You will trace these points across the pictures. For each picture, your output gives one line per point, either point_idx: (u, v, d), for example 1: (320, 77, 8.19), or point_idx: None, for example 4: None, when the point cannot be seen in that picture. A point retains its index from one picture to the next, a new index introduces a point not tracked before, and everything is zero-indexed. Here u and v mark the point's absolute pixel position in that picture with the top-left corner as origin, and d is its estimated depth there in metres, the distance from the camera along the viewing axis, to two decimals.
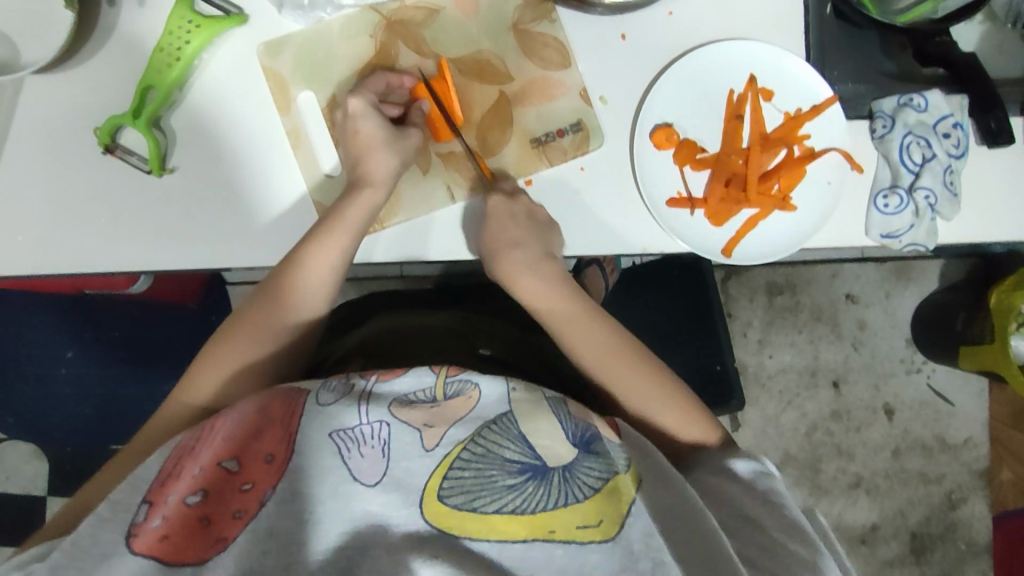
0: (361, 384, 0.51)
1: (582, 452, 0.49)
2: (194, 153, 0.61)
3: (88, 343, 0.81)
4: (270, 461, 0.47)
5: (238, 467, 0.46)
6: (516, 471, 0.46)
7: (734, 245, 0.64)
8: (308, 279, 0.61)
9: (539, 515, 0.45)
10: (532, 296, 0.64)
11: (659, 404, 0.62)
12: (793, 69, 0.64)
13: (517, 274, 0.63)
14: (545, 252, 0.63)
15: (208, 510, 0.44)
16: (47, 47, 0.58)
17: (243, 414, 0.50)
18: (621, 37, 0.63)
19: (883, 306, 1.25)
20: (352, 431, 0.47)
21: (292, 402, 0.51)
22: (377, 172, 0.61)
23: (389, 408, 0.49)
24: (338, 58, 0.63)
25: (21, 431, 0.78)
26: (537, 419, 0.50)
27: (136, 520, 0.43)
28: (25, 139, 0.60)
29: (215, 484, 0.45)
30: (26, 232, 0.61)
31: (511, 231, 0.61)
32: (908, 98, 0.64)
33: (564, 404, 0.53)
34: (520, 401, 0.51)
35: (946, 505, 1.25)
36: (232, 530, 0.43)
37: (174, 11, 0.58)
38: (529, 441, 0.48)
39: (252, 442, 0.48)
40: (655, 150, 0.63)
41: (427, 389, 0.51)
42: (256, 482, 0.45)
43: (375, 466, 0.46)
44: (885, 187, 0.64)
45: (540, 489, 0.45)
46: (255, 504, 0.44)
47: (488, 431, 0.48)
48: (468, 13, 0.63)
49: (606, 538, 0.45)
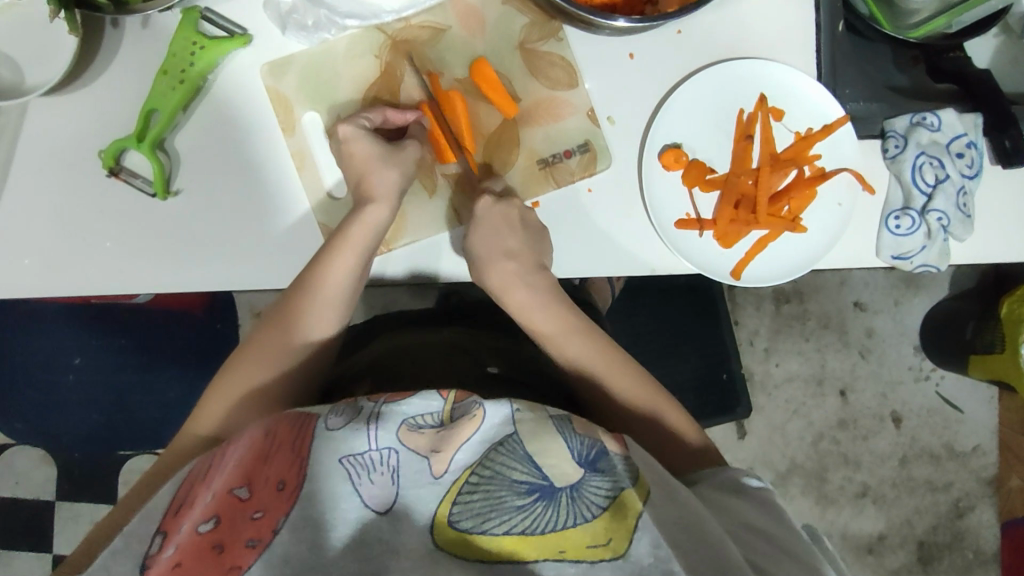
0: (369, 405, 0.50)
1: (588, 471, 0.46)
2: (198, 176, 0.61)
3: (96, 349, 0.84)
4: (280, 488, 0.46)
5: (248, 494, 0.45)
6: (525, 492, 0.44)
7: (743, 267, 0.63)
8: (320, 300, 0.60)
9: (547, 536, 0.44)
10: (507, 297, 0.63)
11: (651, 429, 0.62)
12: (804, 90, 0.63)
13: (509, 287, 0.62)
14: (537, 264, 0.62)
15: (219, 538, 0.43)
16: (50, 72, 0.57)
17: (250, 439, 0.49)
18: (629, 56, 0.62)
19: (892, 313, 1.24)
20: (362, 457, 0.47)
21: (299, 427, 0.50)
22: (378, 187, 0.60)
23: (398, 434, 0.48)
24: (342, 78, 0.62)
25: (32, 437, 0.82)
26: (544, 438, 0.48)
27: (151, 551, 0.43)
28: (29, 163, 0.60)
29: (227, 510, 0.44)
30: (30, 256, 0.60)
31: (516, 259, 0.61)
32: (920, 117, 0.63)
33: (569, 422, 0.50)
34: (524, 421, 0.49)
35: (953, 514, 1.24)
36: (245, 558, 0.42)
37: (178, 32, 0.58)
38: (536, 462, 0.46)
39: (263, 467, 0.47)
40: (663, 171, 0.62)
41: (435, 413, 0.50)
42: (267, 510, 0.45)
43: (385, 492, 0.45)
44: (896, 208, 0.63)
45: (548, 510, 0.44)
46: (268, 531, 0.44)
47: (495, 453, 0.47)
48: (474, 31, 0.62)
49: (615, 557, 0.43)
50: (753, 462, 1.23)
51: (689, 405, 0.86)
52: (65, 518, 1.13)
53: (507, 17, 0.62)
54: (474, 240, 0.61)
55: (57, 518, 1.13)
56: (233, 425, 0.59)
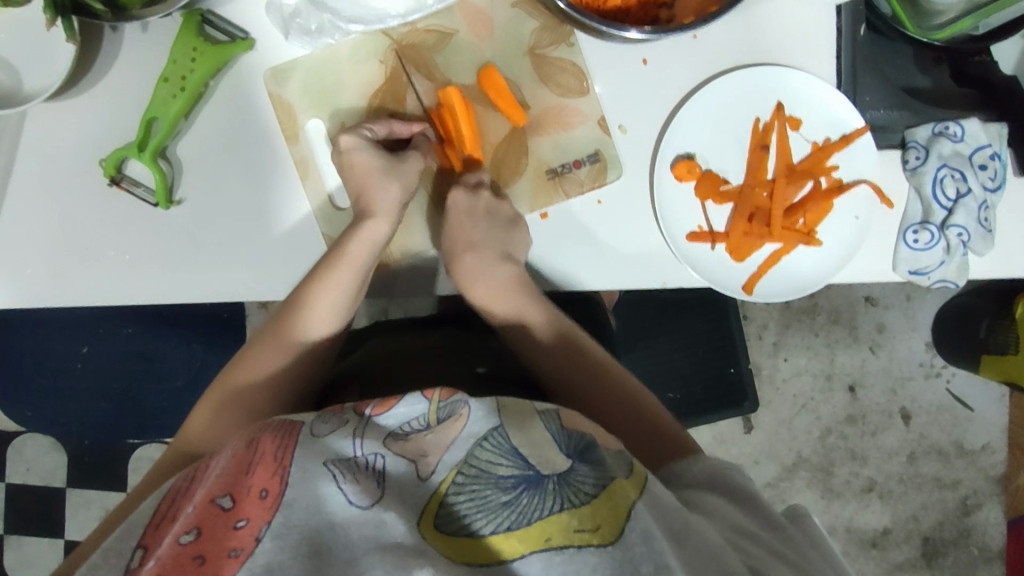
0: (354, 417, 0.51)
1: (577, 462, 0.45)
2: (197, 183, 0.59)
3: (102, 337, 0.87)
4: (263, 496, 0.43)
5: (232, 504, 0.42)
6: (509, 486, 0.42)
7: (755, 281, 0.62)
8: (315, 307, 0.60)
9: (534, 527, 0.41)
10: (469, 270, 0.62)
11: (639, 426, 0.60)
12: (823, 100, 0.61)
13: (469, 280, 0.63)
14: (501, 252, 0.62)
15: (201, 549, 0.40)
16: (48, 78, 0.56)
17: (234, 452, 0.47)
18: (642, 62, 0.60)
19: (904, 310, 1.22)
20: (347, 463, 0.46)
21: (284, 436, 0.48)
22: (379, 202, 0.59)
23: (383, 441, 0.48)
24: (346, 84, 0.61)
25: (41, 425, 0.85)
26: (528, 427, 0.48)
27: (131, 565, 0.41)
28: (30, 168, 0.59)
29: (208, 520, 0.41)
30: (32, 264, 0.60)
31: (478, 251, 0.61)
32: (943, 127, 0.62)
33: (556, 418, 0.51)
34: (509, 408, 0.49)
35: (960, 511, 1.24)
36: (228, 569, 0.39)
37: (179, 38, 0.56)
38: (521, 455, 0.45)
39: (245, 477, 0.44)
40: (675, 182, 0.60)
41: (420, 417, 0.50)
42: (250, 519, 0.41)
43: (370, 489, 0.44)
44: (916, 222, 0.61)
45: (533, 500, 0.42)
46: (251, 540, 0.41)
47: (480, 449, 0.45)
48: (483, 36, 0.61)
49: (605, 542, 0.41)
50: (759, 456, 1.23)
51: (693, 397, 0.86)
52: (78, 509, 1.14)
53: (517, 20, 0.60)
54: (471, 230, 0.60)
55: (69, 506, 1.14)
56: (217, 436, 0.57)
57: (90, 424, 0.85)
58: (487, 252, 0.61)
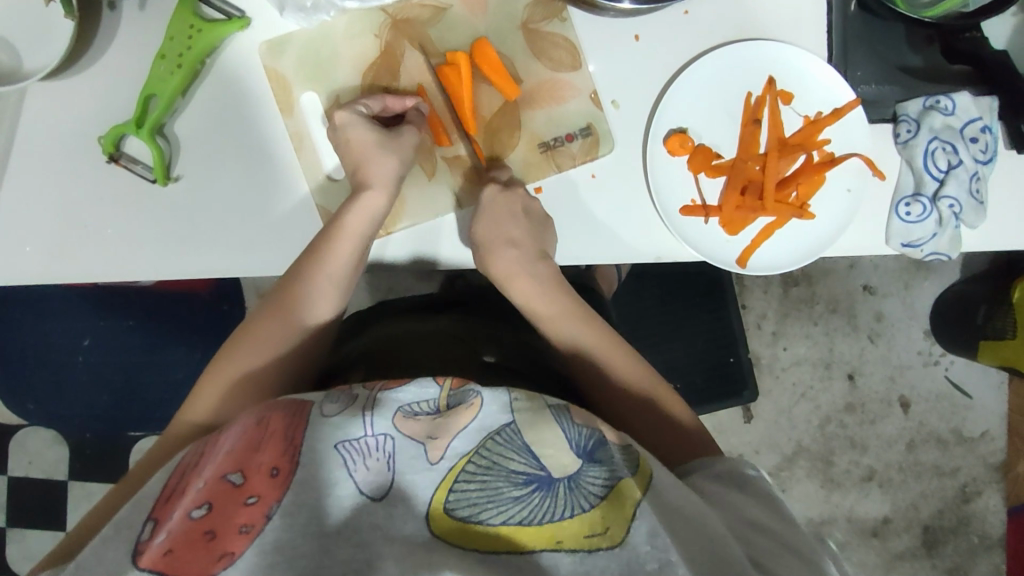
0: (363, 394, 0.50)
1: (584, 461, 0.44)
2: (196, 162, 0.60)
3: (101, 326, 0.87)
4: (274, 474, 0.44)
5: (242, 480, 0.43)
6: (521, 482, 0.43)
7: (748, 254, 0.63)
8: (316, 279, 0.60)
9: (546, 527, 0.41)
10: (505, 269, 0.61)
11: (652, 420, 0.60)
12: (815, 74, 0.61)
13: (511, 276, 0.62)
14: (539, 252, 0.61)
15: (212, 524, 0.41)
16: (50, 56, 0.57)
17: (244, 427, 0.48)
18: (635, 38, 0.61)
19: (902, 298, 1.22)
20: (358, 443, 0.45)
21: (294, 413, 0.49)
22: (379, 175, 0.60)
23: (394, 420, 0.47)
24: (340, 59, 0.61)
25: (42, 415, 0.86)
26: (540, 426, 0.46)
27: (141, 537, 0.41)
28: (31, 149, 0.60)
29: (219, 496, 0.42)
30: (33, 243, 0.60)
31: (518, 248, 0.60)
32: (934, 100, 0.61)
33: (567, 411, 0.49)
34: (521, 410, 0.47)
35: (959, 499, 1.24)
36: (238, 544, 0.40)
37: (176, 15, 0.57)
38: (533, 452, 0.44)
39: (254, 454, 0.45)
40: (668, 157, 0.61)
41: (431, 400, 0.49)
42: (260, 496, 0.42)
43: (380, 478, 0.44)
44: (907, 194, 0.62)
45: (545, 501, 0.42)
46: (260, 518, 0.41)
47: (492, 443, 0.45)
48: (476, 11, 0.61)
49: (612, 545, 0.41)
50: (759, 445, 1.23)
51: (694, 387, 0.86)
52: (78, 503, 1.15)
53: None
54: (481, 227, 0.60)
55: (69, 498, 1.14)
56: (222, 410, 0.57)
57: (91, 413, 0.86)
58: (530, 248, 0.61)
